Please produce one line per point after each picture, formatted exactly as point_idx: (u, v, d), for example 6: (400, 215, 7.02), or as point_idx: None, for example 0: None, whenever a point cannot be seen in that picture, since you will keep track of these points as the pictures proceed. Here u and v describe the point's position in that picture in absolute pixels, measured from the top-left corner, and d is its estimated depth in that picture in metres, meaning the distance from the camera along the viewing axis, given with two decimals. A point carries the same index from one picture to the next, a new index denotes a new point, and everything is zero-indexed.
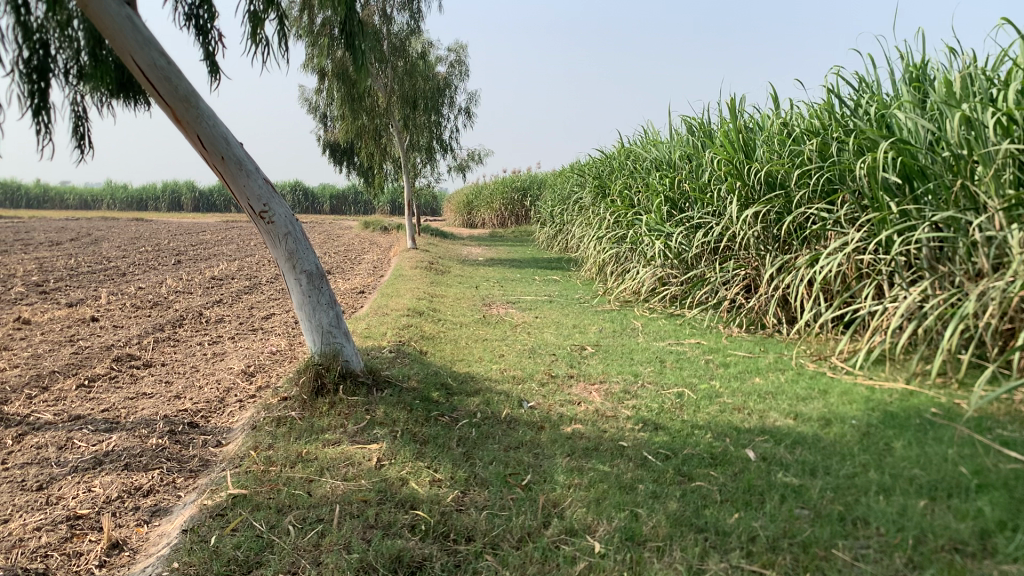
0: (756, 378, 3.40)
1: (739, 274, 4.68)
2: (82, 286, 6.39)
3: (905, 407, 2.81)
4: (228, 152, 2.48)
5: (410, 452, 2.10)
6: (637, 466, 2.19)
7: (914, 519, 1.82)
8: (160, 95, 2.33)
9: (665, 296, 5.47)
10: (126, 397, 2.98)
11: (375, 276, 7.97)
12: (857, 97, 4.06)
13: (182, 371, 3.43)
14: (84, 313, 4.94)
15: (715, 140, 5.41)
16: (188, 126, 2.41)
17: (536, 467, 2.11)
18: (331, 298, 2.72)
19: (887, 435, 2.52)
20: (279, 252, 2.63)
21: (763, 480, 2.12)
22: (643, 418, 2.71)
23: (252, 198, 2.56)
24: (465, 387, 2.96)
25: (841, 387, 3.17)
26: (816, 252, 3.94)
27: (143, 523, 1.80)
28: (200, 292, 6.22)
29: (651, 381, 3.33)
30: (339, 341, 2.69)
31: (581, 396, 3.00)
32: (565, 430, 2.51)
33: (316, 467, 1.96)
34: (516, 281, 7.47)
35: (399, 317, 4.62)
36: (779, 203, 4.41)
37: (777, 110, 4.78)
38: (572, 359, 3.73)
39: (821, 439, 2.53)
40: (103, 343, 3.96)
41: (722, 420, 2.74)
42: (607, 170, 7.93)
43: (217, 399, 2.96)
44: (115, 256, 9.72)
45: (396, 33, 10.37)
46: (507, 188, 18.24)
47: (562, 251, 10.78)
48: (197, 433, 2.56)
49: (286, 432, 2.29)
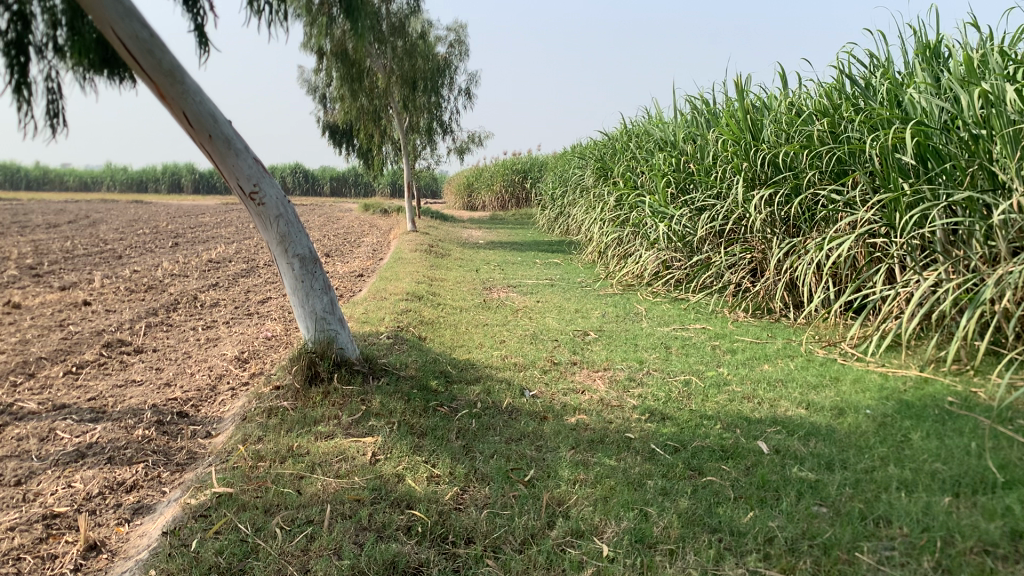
0: (765, 365, 3.29)
1: (745, 257, 4.57)
2: (75, 269, 6.27)
3: (921, 396, 2.71)
4: (216, 130, 2.36)
5: (407, 446, 2.00)
6: (645, 460, 2.09)
7: (940, 519, 1.72)
8: (143, 70, 2.20)
9: (669, 280, 5.37)
10: (114, 385, 2.88)
11: (373, 259, 7.86)
12: (868, 76, 3.91)
13: (174, 357, 3.33)
14: (76, 296, 4.83)
15: (720, 120, 5.28)
16: (174, 102, 2.29)
17: (540, 461, 2.01)
18: (325, 283, 2.61)
19: (905, 426, 2.42)
20: (270, 235, 2.52)
21: (777, 475, 2.02)
22: (650, 408, 2.61)
23: (241, 178, 2.44)
24: (465, 375, 2.86)
25: (854, 374, 3.06)
26: (827, 235, 3.82)
27: (123, 522, 1.71)
28: (196, 275, 6.11)
29: (657, 368, 3.23)
30: (334, 328, 2.58)
31: (585, 385, 2.90)
32: (569, 421, 2.41)
33: (307, 462, 1.86)
34: (516, 265, 7.35)
35: (397, 301, 4.51)
36: (787, 185, 4.28)
37: (785, 89, 4.64)
38: (575, 344, 3.63)
39: (835, 430, 2.43)
40: (93, 328, 3.85)
41: (732, 409, 2.63)
42: (609, 151, 7.81)
43: (209, 386, 2.86)
44: (111, 239, 9.59)
45: (397, 12, 10.18)
46: (508, 170, 18.07)
47: (563, 235, 10.68)
48: (187, 423, 2.46)
49: (277, 423, 2.19)
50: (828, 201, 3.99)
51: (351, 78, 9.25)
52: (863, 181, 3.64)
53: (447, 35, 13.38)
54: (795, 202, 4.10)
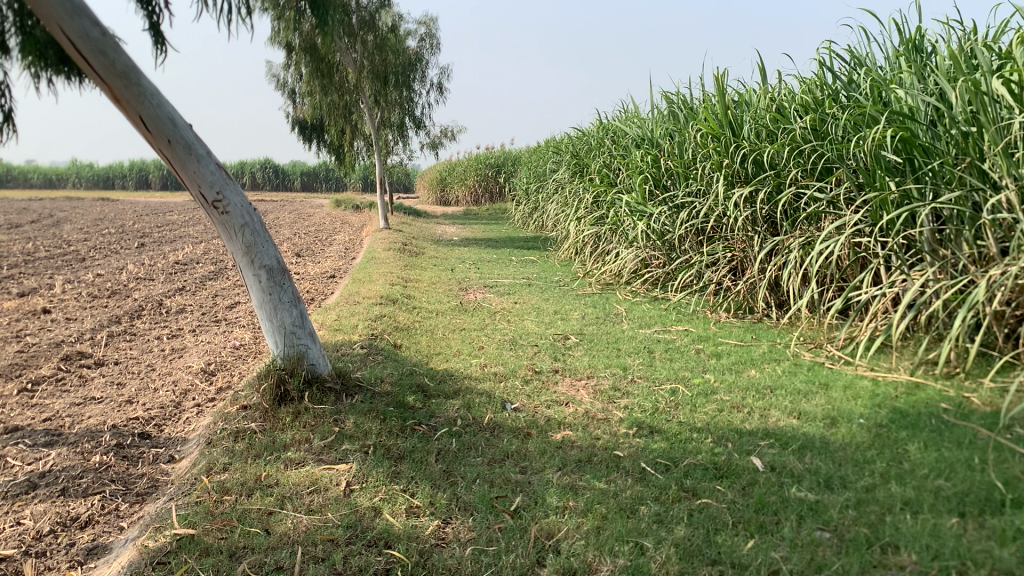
0: (752, 370, 3.20)
1: (726, 256, 4.47)
2: (36, 273, 6.05)
3: (914, 402, 2.63)
4: (176, 134, 2.20)
5: (384, 473, 1.87)
6: (636, 482, 1.98)
7: (950, 544, 1.63)
8: (95, 71, 2.04)
9: (648, 279, 5.27)
10: (71, 404, 2.72)
11: (346, 259, 7.69)
12: (849, 71, 3.80)
13: (136, 371, 3.17)
14: (34, 303, 4.63)
15: (699, 115, 5.18)
16: (129, 106, 2.12)
17: (525, 486, 1.89)
18: (294, 295, 2.47)
19: (901, 436, 2.33)
20: (235, 245, 2.37)
21: (775, 496, 1.92)
22: (637, 421, 2.50)
23: (204, 185, 2.29)
24: (444, 388, 2.73)
25: (844, 379, 2.97)
26: (810, 236, 3.72)
27: (76, 566, 1.57)
28: (162, 278, 5.92)
29: (642, 375, 3.12)
30: (304, 343, 2.45)
31: (568, 395, 2.79)
32: (553, 437, 2.30)
33: (276, 495, 1.73)
34: (492, 263, 7.23)
35: (371, 306, 4.36)
36: (769, 182, 4.17)
37: (764, 84, 4.54)
38: (555, 350, 3.52)
39: (829, 442, 2.34)
40: (51, 339, 3.67)
41: (722, 420, 2.54)
42: (584, 147, 7.70)
43: (172, 403, 2.71)
44: (75, 239, 9.31)
45: (368, 6, 9.98)
46: (481, 164, 17.92)
47: (538, 231, 10.56)
48: (149, 446, 2.31)
49: (244, 449, 2.05)
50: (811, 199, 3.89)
51: (320, 73, 9.05)
52: (848, 180, 3.55)
53: (418, 29, 13.21)
54: (778, 202, 4.00)
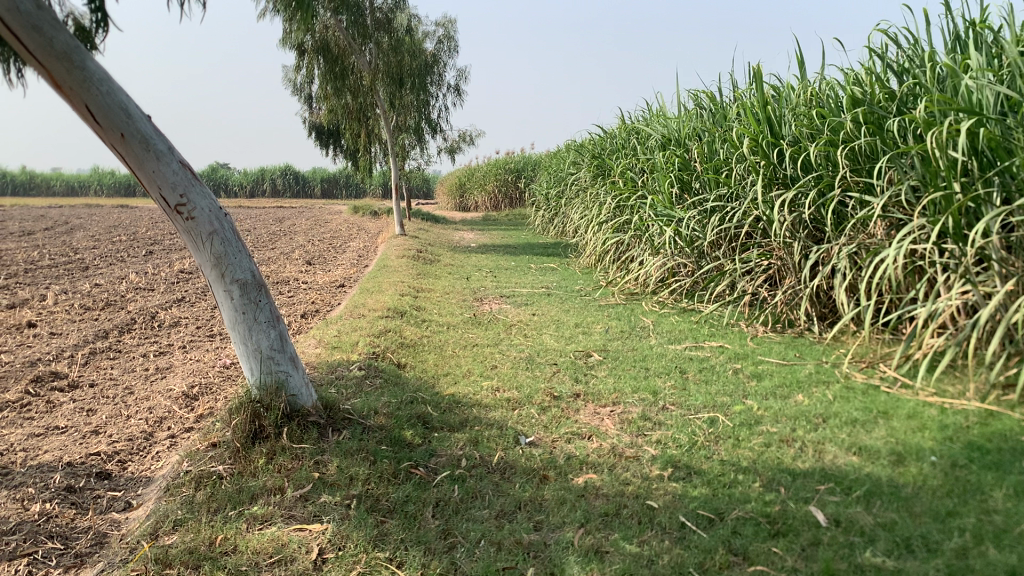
0: (799, 395, 2.83)
1: (762, 264, 4.08)
2: (33, 284, 5.79)
3: (993, 431, 2.26)
4: (130, 127, 1.90)
5: (366, 536, 1.56)
6: (675, 543, 1.64)
7: None
8: (29, 51, 1.73)
9: (676, 289, 4.88)
10: (29, 435, 2.40)
11: (358, 267, 7.38)
12: (903, 59, 3.40)
13: (112, 395, 2.86)
14: (22, 316, 4.35)
15: (732, 113, 4.82)
16: (73, 93, 1.83)
17: (539, 551, 1.56)
18: (273, 314, 2.16)
19: (987, 476, 1.97)
20: (203, 257, 2.06)
21: (845, 563, 1.56)
22: (672, 460, 2.15)
23: (165, 187, 1.99)
24: (449, 419, 2.40)
25: (906, 405, 2.59)
26: (860, 243, 3.34)
27: None
28: (162, 289, 5.62)
29: (674, 401, 2.77)
30: (284, 370, 2.15)
31: (591, 427, 2.43)
32: (575, 482, 1.95)
33: (229, 569, 1.44)
34: (510, 271, 6.88)
35: (376, 319, 4.04)
36: (812, 185, 3.80)
37: (804, 78, 4.16)
38: (576, 370, 3.17)
39: (898, 484, 1.99)
40: (27, 357, 3.37)
41: (770, 458, 2.18)
42: (607, 149, 7.34)
43: (143, 435, 2.39)
44: (84, 247, 9.09)
45: (381, 7, 9.70)
46: (500, 169, 17.61)
47: (558, 236, 10.20)
48: (105, 489, 1.99)
49: (205, 500, 1.75)
50: (859, 203, 3.50)
51: None
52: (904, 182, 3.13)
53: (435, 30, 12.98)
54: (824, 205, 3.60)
